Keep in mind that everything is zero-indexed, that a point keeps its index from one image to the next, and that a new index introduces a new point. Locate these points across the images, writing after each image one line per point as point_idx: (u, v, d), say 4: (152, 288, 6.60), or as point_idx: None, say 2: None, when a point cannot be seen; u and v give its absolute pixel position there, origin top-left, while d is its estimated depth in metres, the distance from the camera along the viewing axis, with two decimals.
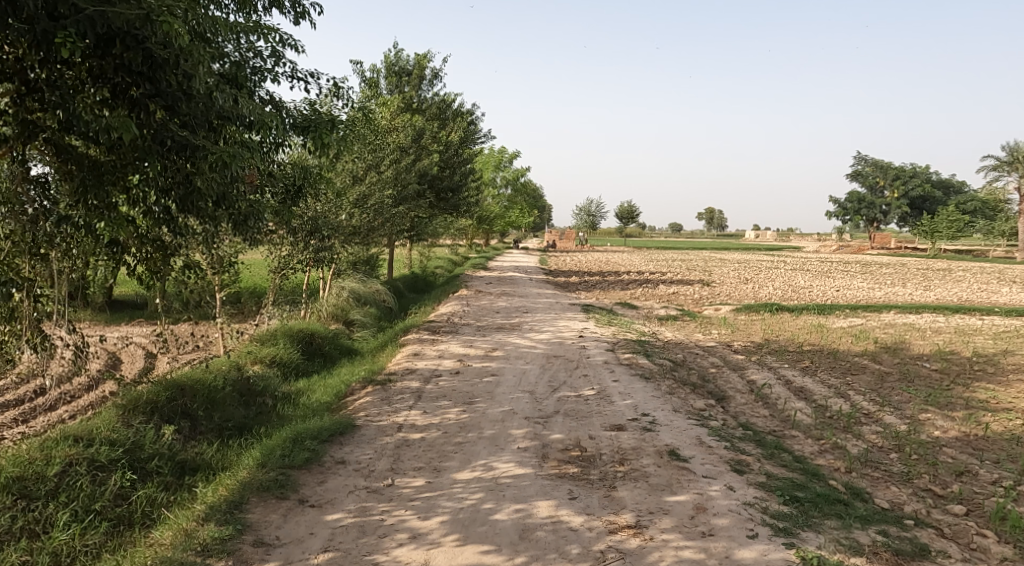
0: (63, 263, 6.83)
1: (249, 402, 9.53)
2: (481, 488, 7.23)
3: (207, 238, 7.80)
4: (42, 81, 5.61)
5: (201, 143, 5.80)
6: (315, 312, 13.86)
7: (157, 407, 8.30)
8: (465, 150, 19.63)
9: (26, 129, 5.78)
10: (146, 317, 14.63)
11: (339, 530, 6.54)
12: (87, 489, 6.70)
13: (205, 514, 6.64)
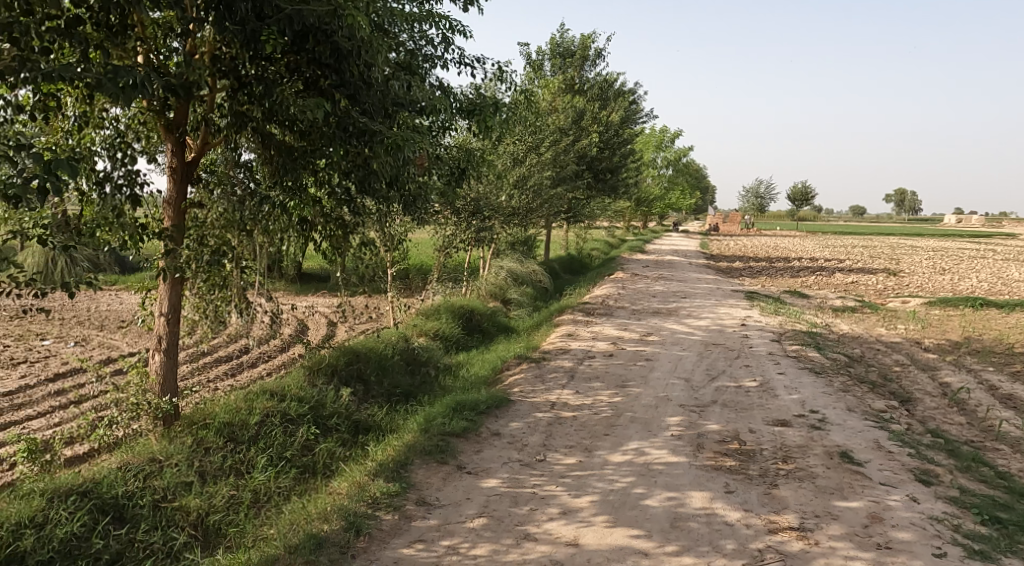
0: (264, 239, 7.36)
1: (414, 370, 9.94)
2: (632, 472, 7.18)
3: (382, 218, 8.10)
4: (251, 77, 5.99)
5: (377, 128, 5.95)
6: (474, 290, 14.28)
7: (336, 370, 8.82)
8: (627, 131, 19.36)
9: (239, 120, 6.16)
10: (326, 289, 15.57)
11: (493, 498, 6.70)
12: (280, 439, 7.26)
13: (376, 470, 7.01)
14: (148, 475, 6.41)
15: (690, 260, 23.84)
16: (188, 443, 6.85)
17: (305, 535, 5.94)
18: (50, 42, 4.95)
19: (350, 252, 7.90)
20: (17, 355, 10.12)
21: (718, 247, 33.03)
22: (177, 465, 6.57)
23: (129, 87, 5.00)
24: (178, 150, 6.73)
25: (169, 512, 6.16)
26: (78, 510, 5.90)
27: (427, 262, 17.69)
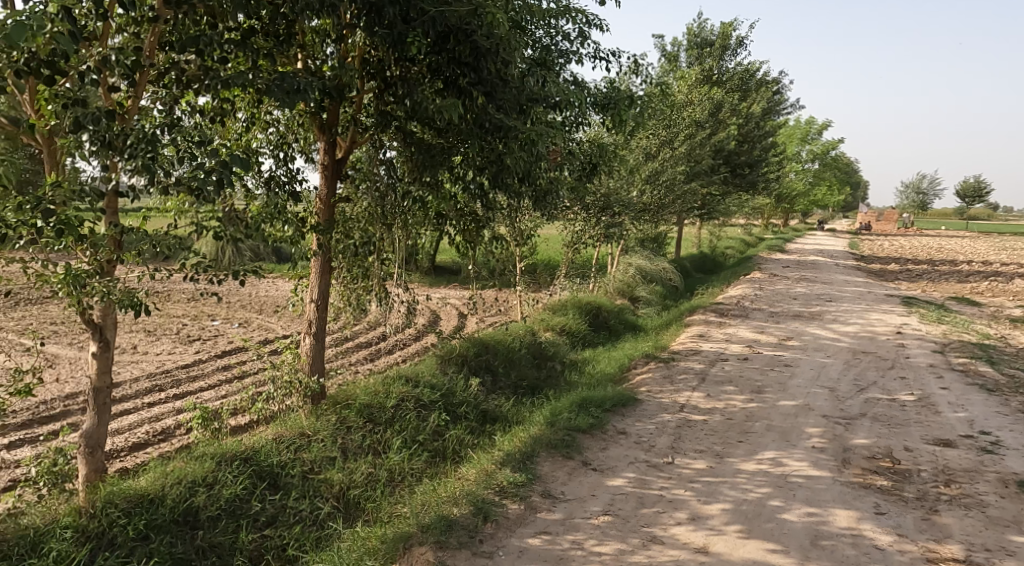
0: (402, 232, 7.41)
1: (540, 364, 9.79)
2: (768, 483, 6.73)
3: (512, 211, 8.03)
4: (394, 77, 6.19)
5: (513, 123, 5.77)
6: (601, 287, 14.00)
7: (466, 360, 8.77)
8: (768, 124, 18.55)
9: (383, 119, 6.48)
10: (455, 282, 15.71)
11: (619, 497, 6.43)
12: (413, 422, 7.27)
13: (503, 460, 6.89)
14: (299, 448, 6.57)
15: (837, 261, 22.58)
16: (333, 420, 6.96)
17: (435, 516, 5.88)
18: (228, 51, 5.18)
19: (482, 245, 7.88)
20: (193, 332, 10.63)
21: (868, 248, 31.15)
22: (322, 440, 6.69)
23: (293, 91, 5.30)
24: (330, 148, 6.86)
25: (316, 483, 6.27)
26: (241, 476, 6.04)
27: (556, 257, 17.55)
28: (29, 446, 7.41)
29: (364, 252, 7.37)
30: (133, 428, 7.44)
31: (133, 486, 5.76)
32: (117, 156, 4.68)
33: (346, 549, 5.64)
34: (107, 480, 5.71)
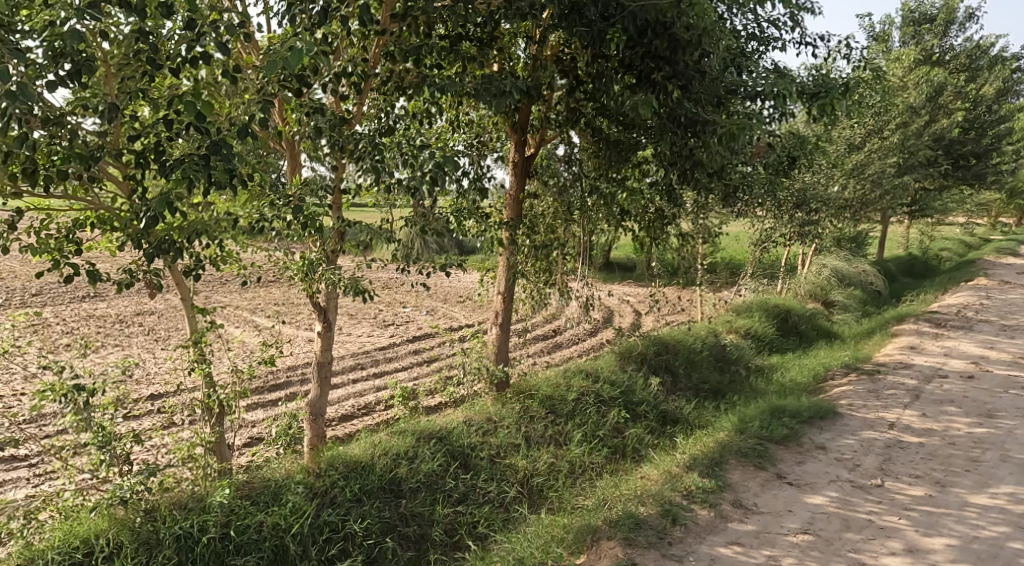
0: (588, 228, 7.51)
1: (724, 368, 9.39)
2: (1005, 521, 6.12)
3: (701, 208, 7.87)
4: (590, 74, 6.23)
5: (710, 117, 5.68)
6: (792, 289, 13.67)
7: (646, 359, 8.69)
8: (1002, 106, 17.01)
9: (574, 115, 6.64)
10: (632, 278, 15.58)
11: (820, 516, 6.16)
12: (594, 418, 7.36)
13: (689, 463, 6.82)
14: (486, 432, 6.88)
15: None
16: (517, 408, 7.19)
17: (623, 510, 5.97)
18: (440, 59, 5.99)
19: (662, 244, 7.86)
20: (387, 317, 11.30)
21: None
22: (507, 427, 6.95)
23: (498, 94, 5.81)
24: (518, 145, 7.12)
25: (502, 467, 6.55)
26: (437, 453, 6.43)
27: (742, 256, 16.99)
28: (262, 410, 8.39)
29: (546, 248, 7.39)
30: (342, 401, 8.14)
31: (345, 453, 6.24)
32: (346, 157, 5.58)
33: (534, 534, 5.83)
34: (326, 446, 6.21)
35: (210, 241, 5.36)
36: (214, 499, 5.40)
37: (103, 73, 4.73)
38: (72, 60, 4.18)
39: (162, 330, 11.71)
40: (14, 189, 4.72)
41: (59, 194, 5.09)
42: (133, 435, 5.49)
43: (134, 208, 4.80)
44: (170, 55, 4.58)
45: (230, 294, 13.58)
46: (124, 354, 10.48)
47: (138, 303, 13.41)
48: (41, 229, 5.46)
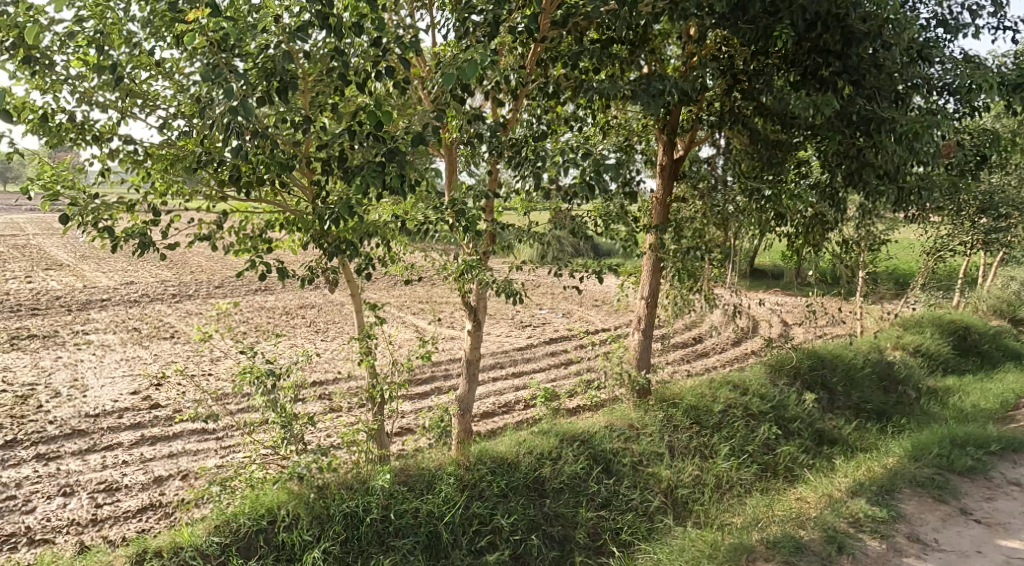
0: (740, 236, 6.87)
1: (889, 388, 8.64)
2: None
3: (867, 214, 7.34)
4: (748, 72, 5.95)
5: (889, 114, 5.30)
6: (972, 302, 12.69)
7: (800, 373, 8.22)
8: None
9: (728, 117, 6.26)
10: (783, 286, 14.89)
11: (1016, 561, 5.60)
12: (742, 431, 7.06)
13: (854, 488, 6.40)
14: (628, 439, 6.80)
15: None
16: (660, 416, 7.03)
17: (782, 533, 5.73)
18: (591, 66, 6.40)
19: (821, 250, 7.39)
20: (524, 318, 11.32)
21: None
22: (651, 435, 6.84)
23: (657, 95, 5.70)
24: (666, 147, 6.95)
25: (645, 475, 6.47)
26: (579, 456, 6.55)
27: (910, 267, 15.89)
28: (411, 402, 8.71)
29: (694, 250, 7.03)
30: (484, 397, 8.26)
31: (494, 450, 6.60)
32: (502, 159, 6.41)
33: (682, 545, 5.72)
34: (473, 439, 7.03)
35: (378, 240, 6.27)
36: (377, 482, 5.90)
37: (302, 85, 5.60)
38: (281, 79, 4.97)
39: (322, 322, 12.27)
40: (222, 193, 5.74)
41: (255, 198, 6.03)
42: (307, 417, 6.21)
43: (319, 211, 5.62)
44: (358, 73, 5.37)
45: (380, 290, 14.02)
46: (291, 344, 11.06)
47: (300, 296, 14.15)
48: (238, 230, 6.47)
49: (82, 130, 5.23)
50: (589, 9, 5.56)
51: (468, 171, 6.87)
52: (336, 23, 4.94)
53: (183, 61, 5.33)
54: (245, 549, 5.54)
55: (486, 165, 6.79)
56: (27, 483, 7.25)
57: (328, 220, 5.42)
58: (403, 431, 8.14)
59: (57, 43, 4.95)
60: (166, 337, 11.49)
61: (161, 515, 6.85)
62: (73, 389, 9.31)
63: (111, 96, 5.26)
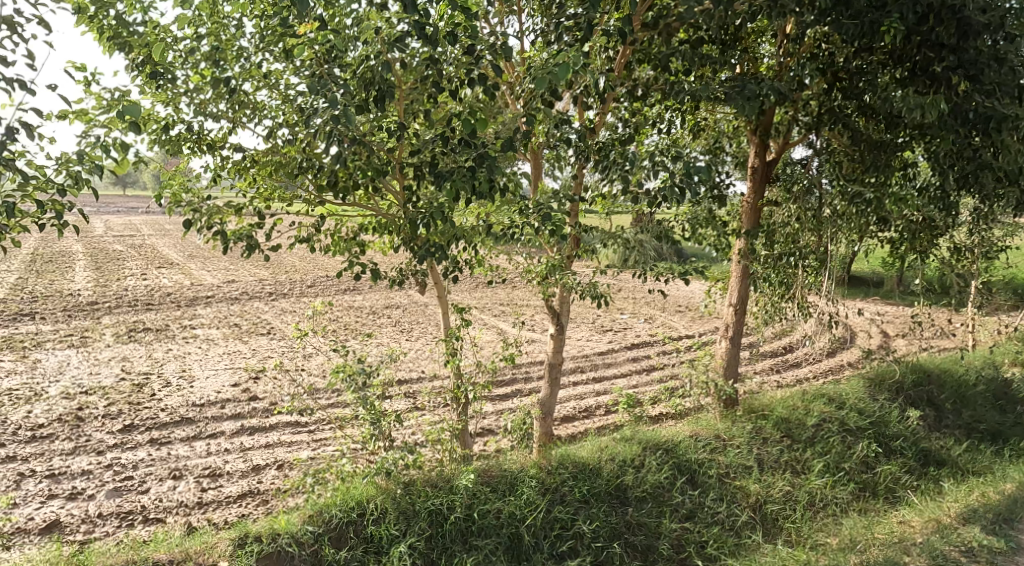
0: (839, 240, 6.69)
1: (1004, 408, 8.03)
2: None
3: (981, 221, 6.93)
4: (851, 70, 5.68)
5: (1011, 112, 4.98)
6: None
7: (904, 388, 7.82)
8: None
9: (831, 116, 5.96)
10: (885, 295, 14.24)
11: None
12: (838, 447, 6.78)
13: (967, 514, 6.03)
14: (714, 449, 6.65)
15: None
16: (748, 428, 6.86)
17: (884, 556, 5.50)
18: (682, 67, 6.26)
19: (928, 258, 7.05)
20: (607, 323, 11.20)
21: None
22: (738, 447, 6.66)
23: (752, 97, 5.50)
24: (759, 150, 6.69)
25: (732, 488, 6.30)
26: (664, 464, 6.44)
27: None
28: (492, 403, 8.73)
29: (785, 258, 6.78)
30: (565, 401, 8.20)
31: (576, 455, 6.55)
32: (588, 163, 6.38)
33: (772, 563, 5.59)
34: (554, 443, 6.99)
35: (464, 243, 6.31)
36: (461, 481, 5.96)
37: (398, 94, 5.71)
38: (378, 88, 5.17)
39: (407, 322, 12.46)
40: (320, 198, 6.03)
41: (350, 202, 6.22)
42: (395, 415, 6.31)
43: (406, 216, 5.77)
44: (451, 81, 5.48)
45: (463, 293, 14.12)
46: (377, 344, 11.25)
47: (388, 296, 14.41)
48: (333, 232, 6.70)
49: (198, 138, 5.69)
50: (683, 10, 5.42)
51: (554, 174, 6.89)
52: (432, 32, 5.05)
53: (290, 73, 5.58)
54: (336, 540, 5.66)
55: (573, 167, 6.76)
56: (141, 466, 7.62)
57: (419, 224, 5.54)
58: (484, 432, 8.16)
59: (179, 59, 5.31)
60: (264, 334, 11.87)
61: (260, 502, 7.07)
62: (181, 380, 9.77)
63: (223, 108, 5.59)
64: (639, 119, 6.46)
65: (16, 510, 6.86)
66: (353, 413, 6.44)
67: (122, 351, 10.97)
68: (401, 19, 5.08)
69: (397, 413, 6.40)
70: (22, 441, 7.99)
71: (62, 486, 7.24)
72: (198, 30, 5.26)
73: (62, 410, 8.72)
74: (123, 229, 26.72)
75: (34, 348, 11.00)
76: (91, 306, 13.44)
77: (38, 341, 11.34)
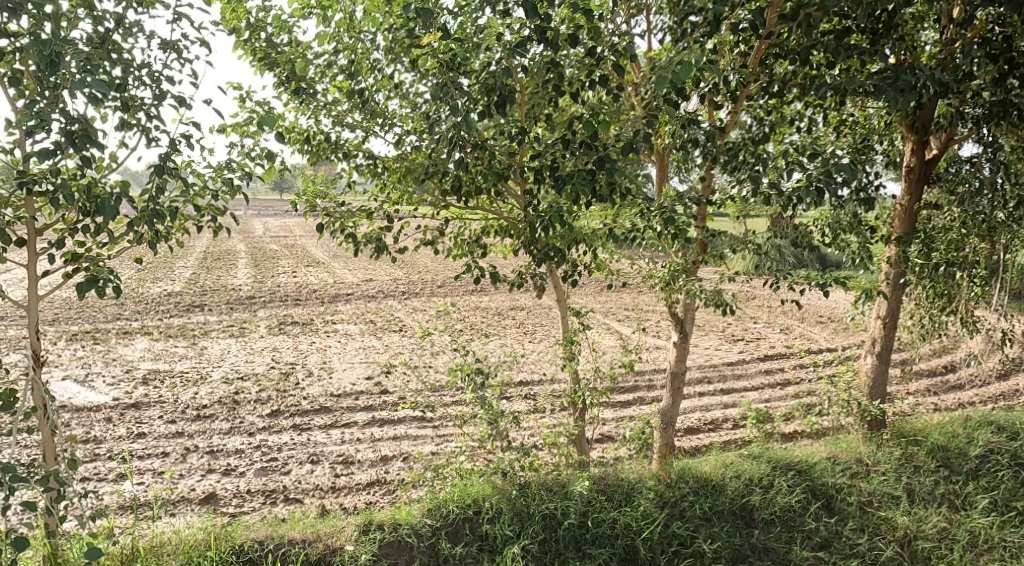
0: (1015, 248, 5.99)
1: None
2: None
3: None
4: None
5: None
6: None
7: None
8: None
9: (999, 110, 5.40)
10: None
11: None
12: (1008, 483, 6.10)
13: None
14: (855, 475, 6.16)
15: None
16: (897, 455, 6.33)
17: None
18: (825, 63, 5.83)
19: None
20: (738, 332, 10.70)
21: None
22: (884, 474, 6.15)
23: (908, 89, 5.00)
24: (917, 149, 6.19)
25: (875, 519, 5.77)
26: (795, 487, 6.00)
27: None
28: (612, 409, 8.48)
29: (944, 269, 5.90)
30: (689, 412, 7.84)
31: (697, 469, 6.24)
32: (718, 164, 6.04)
33: None
34: (674, 456, 6.65)
35: (584, 247, 6.12)
36: (576, 487, 5.75)
37: (520, 98, 5.60)
38: (500, 93, 5.03)
39: (530, 324, 12.37)
40: (444, 202, 5.93)
41: (473, 206, 6.17)
42: (512, 416, 6.18)
43: (528, 219, 5.62)
44: (573, 83, 5.29)
45: (587, 297, 13.87)
46: (500, 344, 11.25)
47: (512, 298, 14.39)
48: (456, 235, 6.60)
49: (335, 147, 5.82)
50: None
51: (681, 178, 6.59)
52: (553, 36, 4.87)
53: (419, 82, 5.55)
54: (452, 535, 5.60)
55: (701, 171, 6.44)
56: (285, 449, 7.86)
57: (538, 227, 5.42)
58: (603, 438, 7.93)
59: (319, 74, 5.43)
60: (395, 331, 12.08)
61: (385, 491, 7.13)
62: (321, 371, 10.08)
63: (358, 118, 5.66)
64: (775, 120, 6.03)
65: (181, 481, 7.23)
66: (472, 411, 6.37)
67: (274, 341, 11.46)
68: (523, 25, 4.93)
69: (514, 414, 6.27)
70: (189, 419, 8.43)
71: (220, 461, 7.57)
72: (336, 45, 5.31)
73: (223, 393, 9.17)
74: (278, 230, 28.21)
75: (202, 336, 11.69)
76: (249, 300, 14.19)
77: (204, 329, 12.06)
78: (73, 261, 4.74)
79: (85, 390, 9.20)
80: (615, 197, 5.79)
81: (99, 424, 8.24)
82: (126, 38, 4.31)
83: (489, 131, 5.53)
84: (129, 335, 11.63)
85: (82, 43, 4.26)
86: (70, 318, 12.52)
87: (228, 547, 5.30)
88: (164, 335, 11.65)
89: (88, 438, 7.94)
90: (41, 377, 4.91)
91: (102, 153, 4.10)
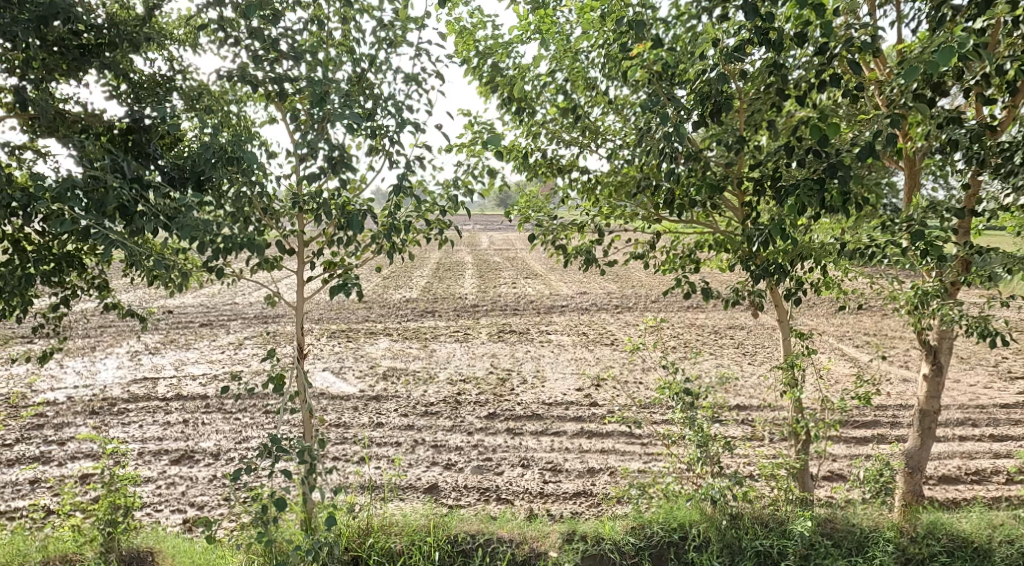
0: None
1: None
2: None
3: None
4: None
5: None
6: None
7: None
8: None
9: None
10: None
11: None
12: None
13: None
14: None
15: None
16: None
17: None
18: None
19: None
20: (1015, 369, 9.17)
21: None
22: None
23: None
24: None
25: None
26: None
27: None
28: (843, 445, 7.53)
29: None
30: (946, 457, 6.75)
31: (954, 524, 5.30)
32: (987, 169, 5.07)
33: None
34: (922, 504, 5.71)
35: (811, 263, 5.35)
36: (797, 526, 5.04)
37: (738, 107, 4.97)
38: (714, 101, 4.48)
39: (751, 344, 11.47)
40: (658, 215, 5.43)
41: (686, 219, 5.61)
42: (725, 441, 5.54)
43: (744, 233, 5.00)
44: (799, 86, 4.54)
45: (816, 318, 12.68)
46: (715, 363, 10.53)
47: (731, 316, 13.49)
48: (668, 249, 6.07)
49: (550, 167, 5.52)
50: None
51: (938, 186, 5.62)
52: (776, 37, 4.28)
53: (629, 96, 5.10)
54: (656, 557, 5.14)
55: (964, 179, 5.42)
56: (499, 450, 7.71)
57: (756, 242, 4.77)
58: (832, 476, 7.02)
59: (539, 96, 5.20)
60: (608, 344, 11.69)
61: (591, 503, 6.74)
62: (535, 379, 9.91)
63: (575, 135, 5.34)
64: None
65: (409, 469, 7.31)
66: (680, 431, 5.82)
67: (494, 348, 11.51)
68: (742, 27, 4.40)
69: (728, 439, 5.63)
70: (418, 415, 8.58)
71: (442, 456, 7.58)
72: (554, 65, 5.04)
73: (447, 393, 9.27)
74: (505, 243, 28.91)
75: (433, 339, 12.01)
76: (474, 307, 14.49)
77: (435, 333, 12.39)
78: (330, 269, 4.80)
79: (340, 381, 9.69)
80: (851, 208, 5.04)
81: (347, 412, 8.60)
82: (378, 75, 4.34)
83: (705, 141, 4.98)
84: (373, 335, 12.18)
85: (344, 83, 4.35)
86: (331, 317, 13.44)
87: (444, 536, 5.18)
88: (402, 337, 12.11)
89: (339, 422, 8.29)
90: (303, 364, 5.04)
91: (357, 177, 4.23)
